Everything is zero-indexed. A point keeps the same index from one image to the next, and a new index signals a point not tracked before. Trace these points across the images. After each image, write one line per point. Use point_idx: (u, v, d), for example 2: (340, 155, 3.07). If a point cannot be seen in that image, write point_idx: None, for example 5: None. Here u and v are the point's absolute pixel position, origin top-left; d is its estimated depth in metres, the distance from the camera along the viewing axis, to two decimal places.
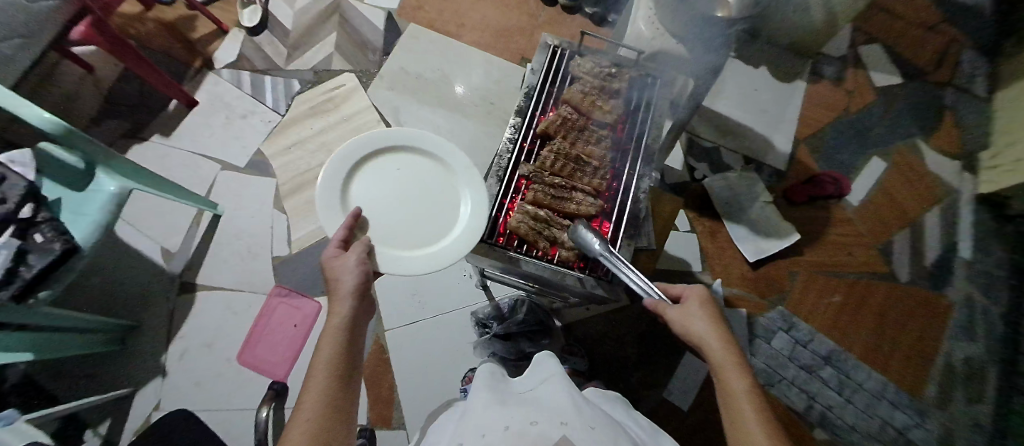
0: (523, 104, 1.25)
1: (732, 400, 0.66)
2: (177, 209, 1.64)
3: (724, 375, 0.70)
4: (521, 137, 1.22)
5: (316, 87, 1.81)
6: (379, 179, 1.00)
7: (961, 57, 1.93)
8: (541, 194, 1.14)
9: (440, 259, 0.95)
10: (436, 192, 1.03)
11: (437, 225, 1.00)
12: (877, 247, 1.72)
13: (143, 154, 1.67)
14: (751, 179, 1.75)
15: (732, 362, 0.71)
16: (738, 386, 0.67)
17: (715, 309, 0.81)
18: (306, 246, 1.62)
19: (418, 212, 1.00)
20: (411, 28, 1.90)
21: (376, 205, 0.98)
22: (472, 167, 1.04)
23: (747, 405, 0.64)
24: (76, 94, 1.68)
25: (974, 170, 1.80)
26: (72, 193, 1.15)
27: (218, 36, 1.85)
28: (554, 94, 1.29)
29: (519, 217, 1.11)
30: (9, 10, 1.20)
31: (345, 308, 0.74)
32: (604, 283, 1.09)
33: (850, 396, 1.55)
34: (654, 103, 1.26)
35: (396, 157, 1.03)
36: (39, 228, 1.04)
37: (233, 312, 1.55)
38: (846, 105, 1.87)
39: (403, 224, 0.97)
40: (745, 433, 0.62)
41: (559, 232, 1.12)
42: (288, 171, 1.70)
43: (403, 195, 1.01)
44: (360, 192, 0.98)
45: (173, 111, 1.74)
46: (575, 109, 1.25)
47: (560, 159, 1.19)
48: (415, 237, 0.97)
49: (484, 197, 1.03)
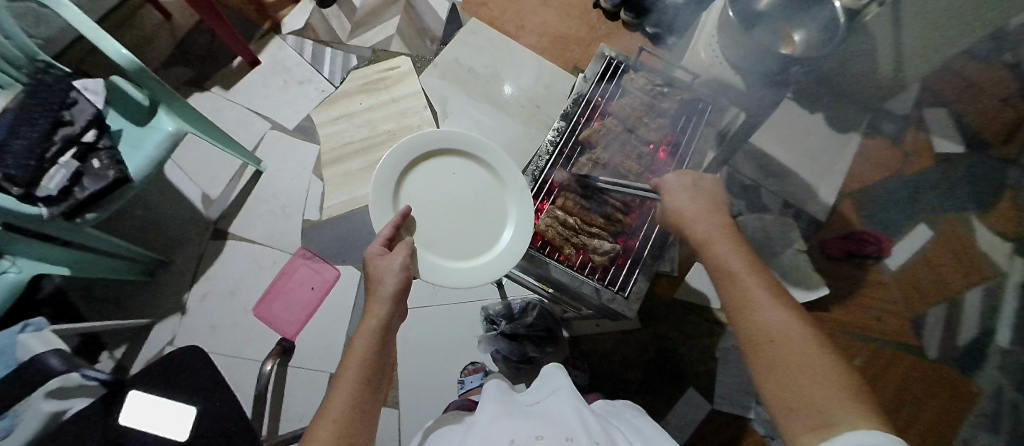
0: (569, 109, 1.26)
1: (715, 259, 0.75)
2: (222, 158, 1.70)
3: (705, 247, 0.79)
4: (561, 142, 1.23)
5: (373, 65, 1.86)
6: (434, 180, 1.02)
7: None
8: (570, 200, 1.16)
9: (472, 277, 0.99)
10: (483, 205, 1.04)
11: (479, 242, 1.03)
12: (909, 319, 1.68)
13: (202, 104, 1.76)
14: (788, 225, 1.78)
15: (715, 231, 0.80)
16: (716, 250, 0.76)
17: (693, 190, 0.90)
18: (336, 214, 1.66)
19: (462, 224, 1.02)
20: (472, 22, 1.93)
21: (426, 206, 1.01)
22: (523, 188, 1.03)
23: (726, 264, 0.73)
24: (152, 37, 1.79)
25: None
26: (133, 126, 1.18)
27: (290, 3, 1.93)
28: (602, 104, 1.29)
29: (548, 220, 1.14)
30: None
31: (381, 311, 0.74)
32: (620, 300, 1.11)
33: None
34: (699, 130, 1.25)
35: (452, 162, 1.05)
36: (98, 154, 1.09)
37: (256, 264, 1.61)
38: (900, 167, 1.82)
39: (445, 232, 1.01)
40: (734, 281, 0.70)
41: (588, 238, 1.14)
42: (332, 140, 1.76)
43: (454, 201, 1.03)
44: (412, 191, 1.01)
45: (235, 67, 1.82)
46: (623, 122, 1.26)
47: (597, 166, 1.22)
48: (456, 247, 1.01)
49: (530, 223, 1.02)
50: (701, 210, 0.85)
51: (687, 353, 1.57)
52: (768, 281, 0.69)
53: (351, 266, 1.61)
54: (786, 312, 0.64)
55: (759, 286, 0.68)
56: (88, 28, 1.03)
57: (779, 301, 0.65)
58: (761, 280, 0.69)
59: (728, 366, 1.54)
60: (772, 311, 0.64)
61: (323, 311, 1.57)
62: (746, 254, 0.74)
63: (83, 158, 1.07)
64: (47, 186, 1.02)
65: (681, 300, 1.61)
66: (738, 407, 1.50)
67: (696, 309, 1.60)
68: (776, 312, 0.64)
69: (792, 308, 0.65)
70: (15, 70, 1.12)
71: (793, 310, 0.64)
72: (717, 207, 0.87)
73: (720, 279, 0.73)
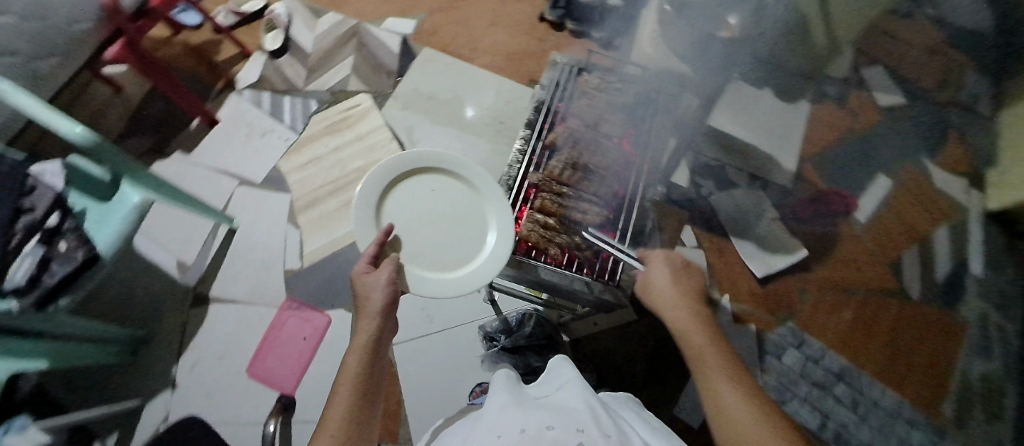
0: (533, 117, 1.30)
1: (698, 355, 0.72)
2: (195, 222, 1.68)
3: (688, 341, 0.76)
4: (529, 150, 1.26)
5: (334, 106, 1.88)
6: (414, 198, 1.03)
7: (966, 77, 2.00)
8: (547, 200, 1.18)
9: (462, 285, 0.98)
10: (464, 215, 1.05)
11: (464, 250, 1.02)
12: (888, 264, 1.74)
13: (165, 171, 1.73)
14: (758, 196, 1.81)
15: (696, 328, 0.77)
16: (700, 345, 0.73)
17: (676, 272, 0.89)
18: (318, 259, 1.65)
19: (446, 235, 1.03)
20: (425, 51, 1.99)
21: (409, 223, 1.01)
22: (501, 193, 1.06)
23: (709, 363, 0.70)
24: (104, 112, 1.77)
25: (981, 187, 1.88)
26: (98, 203, 1.13)
27: (242, 58, 1.95)
28: (563, 107, 1.31)
29: (530, 225, 1.14)
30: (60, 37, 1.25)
31: (370, 328, 0.76)
32: (611, 290, 1.11)
33: (865, 414, 1.51)
34: (655, 121, 1.30)
35: (431, 177, 1.07)
36: (64, 236, 1.05)
37: (244, 323, 1.56)
38: (852, 124, 1.97)
39: (431, 245, 1.01)
40: (714, 387, 0.66)
41: (570, 237, 1.13)
42: (303, 186, 1.75)
43: (436, 215, 1.04)
44: (393, 210, 1.01)
45: (195, 129, 1.80)
46: (585, 121, 1.29)
47: (567, 167, 1.23)
48: (442, 258, 1.01)
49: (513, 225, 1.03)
50: (682, 298, 0.83)
51: None
52: (752, 388, 0.65)
53: (342, 308, 1.59)
54: (772, 428, 0.59)
55: (740, 395, 0.64)
56: (38, 109, 0.97)
57: (763, 416, 0.60)
58: (745, 386, 0.65)
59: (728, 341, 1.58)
60: (755, 426, 0.59)
61: (319, 359, 1.53)
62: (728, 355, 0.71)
63: (48, 243, 1.03)
64: (13, 277, 0.97)
65: None
66: None
67: None
68: (758, 426, 0.59)
69: (778, 425, 0.60)
70: None
71: (780, 428, 0.59)
72: (699, 297, 0.85)
73: (701, 380, 0.69)
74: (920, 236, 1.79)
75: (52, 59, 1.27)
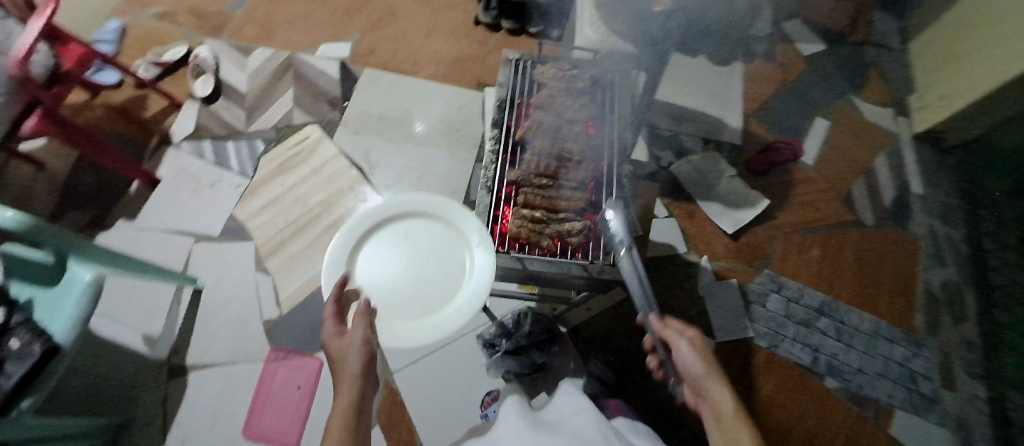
0: (498, 117, 1.31)
1: (724, 420, 0.73)
2: (156, 291, 1.57)
3: (716, 403, 0.76)
4: (501, 149, 1.26)
5: (282, 143, 1.81)
6: (385, 249, 1.00)
7: (873, 17, 2.28)
8: (530, 195, 1.19)
9: (444, 328, 0.92)
10: (439, 255, 1.01)
11: (443, 292, 0.98)
12: (840, 198, 1.87)
13: (110, 242, 1.60)
14: (714, 157, 1.89)
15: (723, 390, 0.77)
16: (727, 407, 0.74)
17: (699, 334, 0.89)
18: (296, 303, 1.58)
19: (420, 284, 0.98)
20: (367, 72, 1.95)
21: (382, 275, 0.97)
22: (474, 230, 1.01)
23: (736, 427, 0.70)
24: (28, 192, 1.62)
25: (906, 113, 2.05)
26: (44, 289, 1.02)
27: (172, 110, 1.84)
28: (526, 102, 1.34)
29: (517, 221, 1.15)
30: None
31: (352, 390, 0.74)
32: (610, 268, 1.10)
33: (850, 341, 1.61)
34: (614, 98, 1.33)
35: (406, 221, 1.04)
36: (14, 333, 0.93)
37: (230, 385, 1.47)
38: (783, 77, 2.12)
39: (408, 293, 0.97)
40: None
41: (559, 225, 1.16)
42: (266, 230, 1.67)
43: (409, 261, 1.00)
44: (366, 264, 0.98)
45: (135, 193, 1.68)
46: (550, 110, 1.31)
47: (543, 158, 1.23)
48: (415, 307, 0.96)
49: (490, 264, 0.97)
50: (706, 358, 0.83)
51: (675, 302, 1.65)
52: None
53: None
54: None
55: None
56: None
57: None
58: None
59: (714, 299, 1.66)
60: None
61: (317, 405, 1.44)
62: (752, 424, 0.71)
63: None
64: None
65: (650, 256, 1.72)
66: (737, 332, 1.61)
67: (668, 259, 1.72)
68: None
69: None
70: None
71: None
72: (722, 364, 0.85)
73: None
74: (863, 167, 1.93)
75: None
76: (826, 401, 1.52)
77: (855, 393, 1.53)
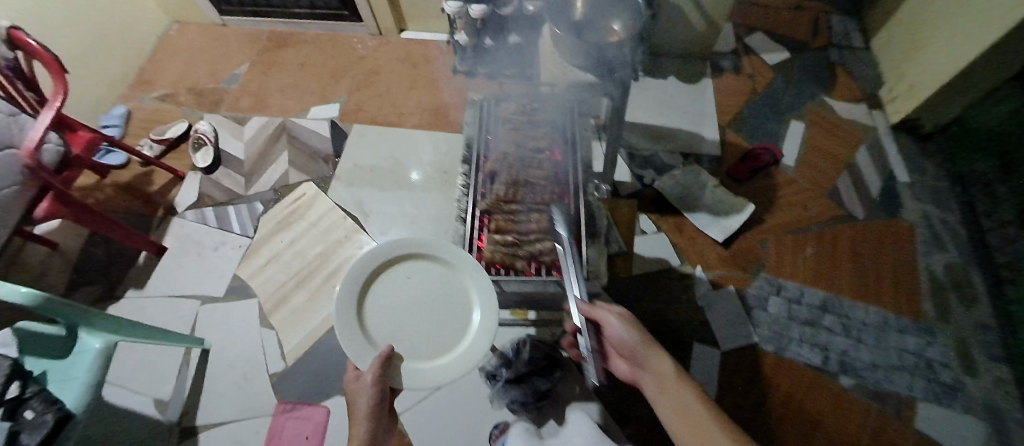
0: (467, 154, 1.38)
1: (664, 382, 0.87)
2: (164, 356, 1.60)
3: (655, 368, 0.89)
4: (473, 183, 1.33)
5: (279, 202, 1.90)
6: (393, 294, 1.04)
7: (831, 22, 2.40)
8: (501, 221, 1.24)
9: (460, 362, 1.00)
10: (444, 294, 1.06)
11: (453, 329, 1.03)
12: (826, 195, 1.89)
13: (120, 312, 1.66)
14: (695, 170, 1.92)
15: (655, 355, 0.90)
16: (665, 370, 0.88)
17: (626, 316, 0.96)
18: (300, 354, 1.60)
19: (426, 327, 1.03)
20: (356, 128, 2.08)
21: (394, 319, 1.02)
22: (477, 276, 1.07)
23: (674, 383, 0.86)
24: (42, 272, 1.70)
25: (878, 106, 2.11)
26: (57, 360, 1.07)
27: (177, 182, 1.95)
28: (490, 138, 1.42)
29: (491, 247, 1.20)
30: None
31: (363, 431, 0.84)
32: None
33: (859, 336, 1.58)
34: (574, 127, 1.42)
35: (412, 264, 1.08)
36: (28, 404, 0.97)
37: (239, 444, 1.46)
38: (752, 86, 2.20)
39: (421, 333, 1.02)
40: (685, 406, 0.81)
41: (531, 246, 1.20)
42: (267, 287, 1.73)
43: (417, 303, 1.05)
44: (377, 311, 1.02)
45: (144, 263, 1.76)
46: (513, 143, 1.39)
47: (511, 188, 1.30)
48: (431, 344, 1.01)
49: (493, 315, 1.03)
50: (636, 333, 0.93)
51: (675, 314, 1.64)
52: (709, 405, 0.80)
53: (338, 395, 1.53)
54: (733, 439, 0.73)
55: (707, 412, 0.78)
56: None
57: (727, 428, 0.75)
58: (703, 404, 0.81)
59: (714, 309, 1.65)
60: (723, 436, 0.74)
61: None
62: (684, 379, 0.86)
63: (12, 415, 0.95)
64: None
65: (641, 272, 1.73)
66: (742, 339, 1.59)
67: (662, 273, 1.73)
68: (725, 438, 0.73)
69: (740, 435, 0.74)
70: None
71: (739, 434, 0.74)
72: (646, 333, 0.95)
73: (667, 404, 0.84)
74: (844, 162, 1.97)
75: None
76: (843, 401, 1.47)
77: (873, 390, 1.49)
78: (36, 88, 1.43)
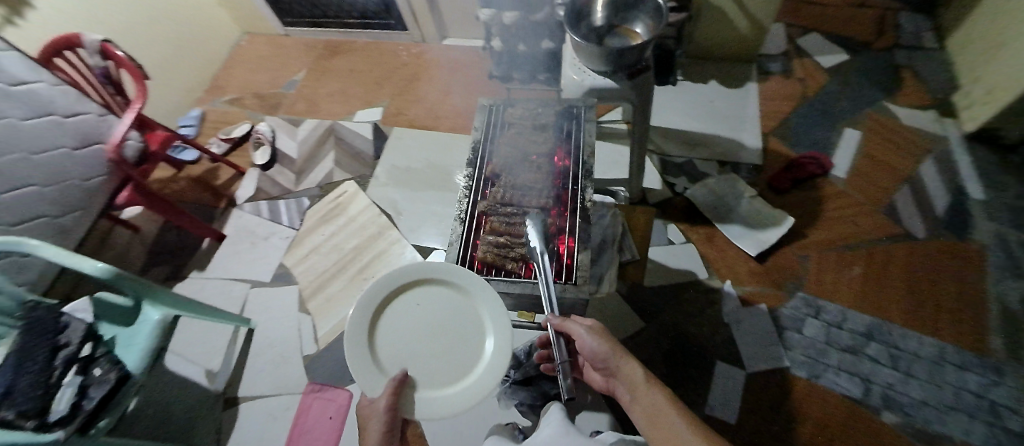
0: (471, 155, 1.34)
1: (638, 392, 0.80)
2: (217, 332, 1.80)
3: (627, 377, 0.83)
4: (474, 183, 1.28)
5: (324, 198, 2.06)
6: (404, 316, 0.95)
7: (900, 21, 2.19)
8: (496, 223, 1.19)
9: (472, 393, 0.88)
10: (456, 318, 0.95)
11: (466, 355, 0.92)
12: (881, 210, 1.72)
13: (184, 290, 1.89)
14: (732, 179, 1.84)
15: (628, 364, 0.84)
16: (638, 377, 0.82)
17: (598, 328, 0.91)
18: (331, 340, 1.73)
19: (438, 357, 0.92)
20: (395, 130, 2.21)
21: (404, 343, 0.92)
22: (494, 301, 0.95)
23: (647, 392, 0.79)
24: (127, 252, 1.98)
25: (952, 114, 1.89)
26: (125, 327, 1.25)
27: (238, 178, 2.19)
28: (495, 140, 1.38)
29: (484, 247, 1.16)
30: (77, 192, 1.51)
31: None
32: (570, 288, 1.07)
33: (908, 368, 1.42)
34: (582, 130, 1.35)
35: (424, 289, 0.99)
36: (98, 362, 1.15)
37: (273, 417, 1.60)
38: (802, 91, 2.06)
39: (432, 360, 0.91)
40: (661, 416, 0.73)
41: (523, 248, 1.14)
42: (307, 275, 1.88)
43: (428, 326, 0.94)
44: (387, 333, 0.93)
45: (206, 248, 2.00)
46: (518, 146, 1.35)
47: (509, 190, 1.25)
48: (443, 372, 0.90)
49: (510, 342, 0.91)
50: (607, 344, 0.87)
51: (698, 329, 1.58)
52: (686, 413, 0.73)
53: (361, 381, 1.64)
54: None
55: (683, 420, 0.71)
56: (65, 258, 1.10)
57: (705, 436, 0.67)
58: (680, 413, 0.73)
59: (743, 327, 1.56)
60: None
61: (346, 436, 1.54)
62: (658, 386, 0.79)
63: (84, 370, 1.13)
64: (57, 408, 1.06)
65: (663, 283, 1.67)
66: (771, 361, 1.49)
67: (687, 285, 1.66)
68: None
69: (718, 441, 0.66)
70: (7, 316, 1.22)
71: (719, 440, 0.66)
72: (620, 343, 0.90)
73: (642, 415, 0.77)
74: (905, 175, 1.78)
75: (72, 215, 1.52)
76: (885, 439, 1.33)
77: (922, 430, 1.33)
78: (123, 91, 1.67)
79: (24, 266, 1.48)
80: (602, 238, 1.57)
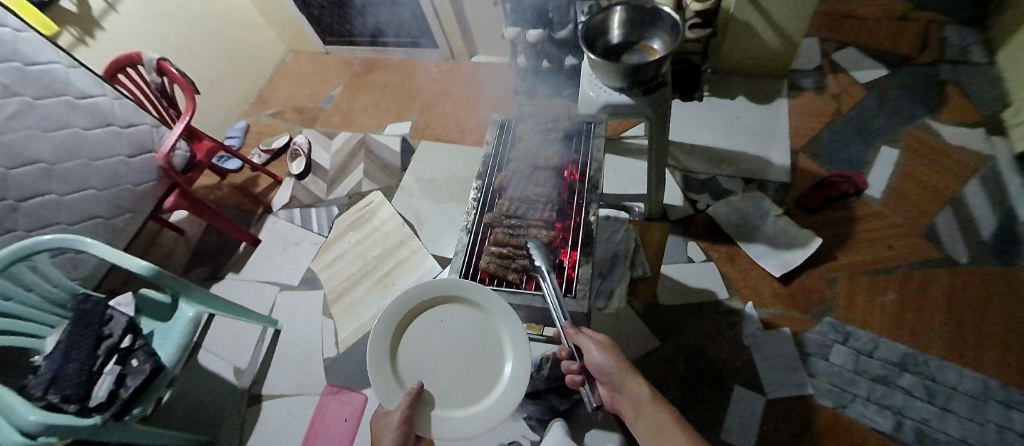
0: (482, 169, 1.38)
1: (640, 407, 0.83)
2: (247, 331, 1.91)
3: (629, 391, 0.85)
4: (483, 196, 1.32)
5: (351, 207, 2.16)
6: (425, 333, 0.97)
7: (946, 34, 2.08)
8: (501, 234, 1.21)
9: (488, 417, 0.88)
10: (477, 338, 0.96)
11: (485, 377, 0.93)
12: (921, 233, 1.62)
13: (220, 290, 2.02)
14: (757, 196, 1.79)
15: (630, 380, 0.86)
16: (640, 392, 0.84)
17: (607, 343, 0.92)
18: (351, 343, 1.80)
19: (457, 375, 0.93)
20: (422, 144, 2.30)
21: (425, 361, 0.94)
22: (513, 319, 0.95)
23: (648, 408, 0.82)
24: (173, 253, 2.14)
25: (1001, 132, 1.77)
26: (161, 322, 1.37)
27: (275, 186, 2.34)
28: (505, 155, 1.41)
29: (486, 256, 1.17)
30: (128, 195, 1.67)
31: None
32: (569, 301, 1.07)
33: (946, 404, 1.32)
34: (590, 146, 1.37)
35: (446, 306, 1.00)
36: (135, 354, 1.24)
37: (293, 415, 1.67)
38: (836, 107, 1.98)
39: (451, 380, 0.92)
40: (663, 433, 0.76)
41: (525, 260, 1.15)
42: (332, 281, 1.97)
43: (449, 345, 0.96)
44: (408, 349, 0.95)
45: (241, 252, 2.13)
46: (526, 160, 1.37)
47: (515, 203, 1.27)
48: (461, 393, 0.91)
49: (527, 364, 0.91)
50: (614, 360, 0.88)
51: (716, 351, 1.52)
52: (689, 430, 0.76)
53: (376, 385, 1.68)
54: None
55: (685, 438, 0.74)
56: (113, 255, 1.22)
57: None
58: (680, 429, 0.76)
59: (763, 351, 1.49)
60: None
61: (359, 438, 1.58)
62: (659, 401, 0.82)
63: (123, 361, 1.22)
64: (96, 394, 1.14)
65: (681, 302, 1.64)
66: (793, 388, 1.41)
67: (706, 305, 1.62)
68: None
69: None
70: (60, 306, 1.36)
71: None
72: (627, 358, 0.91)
73: (642, 428, 0.80)
74: (947, 196, 1.67)
75: (122, 216, 1.68)
76: None
77: None
78: (176, 105, 1.83)
79: (77, 262, 1.62)
80: (613, 253, 1.67)
